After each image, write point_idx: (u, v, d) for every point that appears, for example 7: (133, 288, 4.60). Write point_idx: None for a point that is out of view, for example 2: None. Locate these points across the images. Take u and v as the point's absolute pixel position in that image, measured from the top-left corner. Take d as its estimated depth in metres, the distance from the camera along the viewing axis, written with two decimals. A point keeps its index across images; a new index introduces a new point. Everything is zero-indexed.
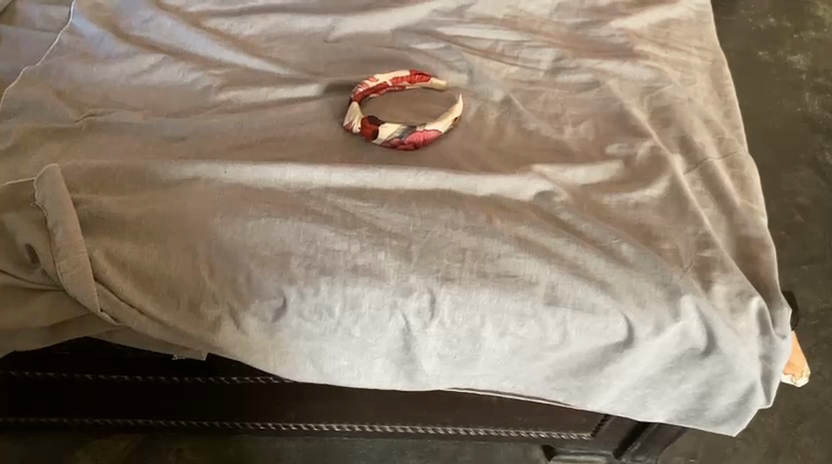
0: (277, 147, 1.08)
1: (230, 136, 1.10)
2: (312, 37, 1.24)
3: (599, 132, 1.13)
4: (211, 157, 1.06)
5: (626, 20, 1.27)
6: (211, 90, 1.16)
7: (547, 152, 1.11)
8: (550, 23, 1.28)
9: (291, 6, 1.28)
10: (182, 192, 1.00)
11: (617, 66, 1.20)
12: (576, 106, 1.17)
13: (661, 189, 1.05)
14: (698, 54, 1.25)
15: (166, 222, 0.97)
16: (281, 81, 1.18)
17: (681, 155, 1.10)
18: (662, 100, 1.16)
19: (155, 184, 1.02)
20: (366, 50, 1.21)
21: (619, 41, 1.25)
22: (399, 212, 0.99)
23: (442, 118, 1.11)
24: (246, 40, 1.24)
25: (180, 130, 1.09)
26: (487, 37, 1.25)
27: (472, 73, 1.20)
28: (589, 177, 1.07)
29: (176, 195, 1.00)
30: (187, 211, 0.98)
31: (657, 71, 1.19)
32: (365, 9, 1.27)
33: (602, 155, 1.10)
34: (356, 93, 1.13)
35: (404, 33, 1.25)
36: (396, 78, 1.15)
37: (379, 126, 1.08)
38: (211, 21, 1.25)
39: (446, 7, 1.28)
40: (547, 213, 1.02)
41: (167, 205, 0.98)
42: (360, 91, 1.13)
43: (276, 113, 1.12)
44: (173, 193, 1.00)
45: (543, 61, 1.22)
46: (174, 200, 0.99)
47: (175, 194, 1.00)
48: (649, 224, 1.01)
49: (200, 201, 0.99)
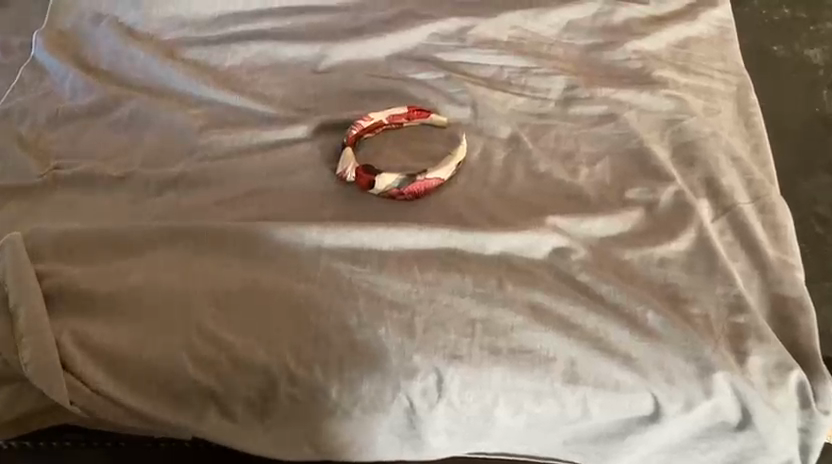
0: (263, 201, 0.98)
1: (210, 189, 0.99)
2: (299, 68, 1.13)
3: (616, 173, 1.03)
4: (192, 216, 0.95)
5: (642, 41, 1.16)
6: (187, 132, 1.04)
7: (561, 198, 1.01)
8: (559, 45, 1.17)
9: (274, 31, 1.16)
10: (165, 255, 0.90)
11: (634, 96, 1.09)
12: (590, 143, 1.07)
13: (686, 242, 0.95)
14: (721, 78, 1.14)
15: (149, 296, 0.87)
16: (266, 121, 1.07)
17: (707, 200, 1.00)
18: (684, 135, 1.06)
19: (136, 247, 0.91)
20: (358, 82, 1.11)
21: (635, 66, 1.14)
22: (399, 279, 0.89)
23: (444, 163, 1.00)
24: (227, 74, 1.13)
25: (156, 184, 0.98)
26: (491, 63, 1.14)
27: (476, 107, 1.09)
28: (608, 229, 0.97)
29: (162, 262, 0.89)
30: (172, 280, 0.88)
31: (677, 102, 1.09)
32: (356, 34, 1.16)
33: (621, 201, 1.00)
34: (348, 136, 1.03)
35: (399, 61, 1.14)
36: (393, 116, 1.05)
37: (375, 177, 0.98)
38: (187, 52, 1.15)
39: (447, 30, 1.16)
40: (562, 273, 0.92)
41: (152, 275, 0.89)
42: (354, 133, 1.03)
43: (262, 160, 1.02)
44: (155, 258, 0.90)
45: (553, 90, 1.12)
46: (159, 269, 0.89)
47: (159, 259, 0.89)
48: (675, 285, 0.92)
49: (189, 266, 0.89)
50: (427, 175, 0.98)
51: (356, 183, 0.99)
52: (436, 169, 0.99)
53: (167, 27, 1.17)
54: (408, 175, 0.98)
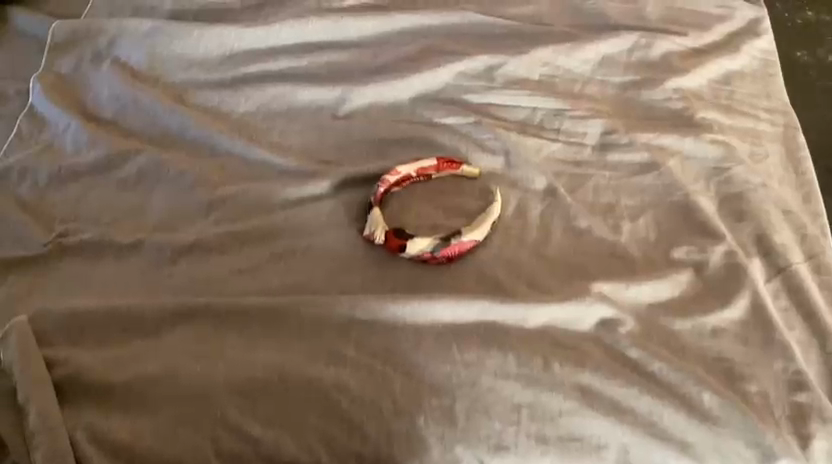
0: (286, 268, 0.91)
1: (227, 255, 0.91)
2: (317, 113, 1.06)
3: (661, 229, 0.97)
4: (210, 288, 0.88)
5: (683, 79, 1.09)
6: (199, 189, 0.97)
7: (604, 257, 0.94)
8: (594, 83, 1.10)
9: (289, 72, 1.09)
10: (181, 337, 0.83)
11: (677, 141, 1.03)
12: (631, 194, 1.00)
13: (740, 309, 0.89)
14: (766, 119, 1.08)
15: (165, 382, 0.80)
16: (285, 174, 0.99)
17: (759, 260, 0.94)
18: (731, 186, 1.00)
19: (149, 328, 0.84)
20: (382, 129, 1.03)
21: (676, 107, 1.07)
22: (437, 360, 0.83)
23: (478, 223, 0.94)
24: (240, 120, 1.05)
25: (170, 250, 0.91)
26: (522, 104, 1.07)
27: (509, 156, 1.02)
28: (656, 294, 0.91)
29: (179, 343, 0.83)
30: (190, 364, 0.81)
31: (723, 148, 1.02)
32: (377, 74, 1.09)
33: (668, 262, 0.94)
34: (375, 193, 0.96)
35: (424, 104, 1.07)
36: (421, 169, 0.98)
37: (406, 241, 0.91)
38: (197, 95, 1.07)
39: (475, 69, 1.09)
40: (609, 348, 0.86)
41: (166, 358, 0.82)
42: (381, 189, 0.96)
43: (282, 220, 0.95)
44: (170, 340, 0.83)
45: (589, 135, 1.05)
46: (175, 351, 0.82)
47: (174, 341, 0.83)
48: (730, 359, 0.86)
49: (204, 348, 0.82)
50: (462, 237, 0.92)
51: (385, 247, 0.92)
52: (470, 229, 0.93)
53: (174, 67, 1.09)
54: (442, 237, 0.92)
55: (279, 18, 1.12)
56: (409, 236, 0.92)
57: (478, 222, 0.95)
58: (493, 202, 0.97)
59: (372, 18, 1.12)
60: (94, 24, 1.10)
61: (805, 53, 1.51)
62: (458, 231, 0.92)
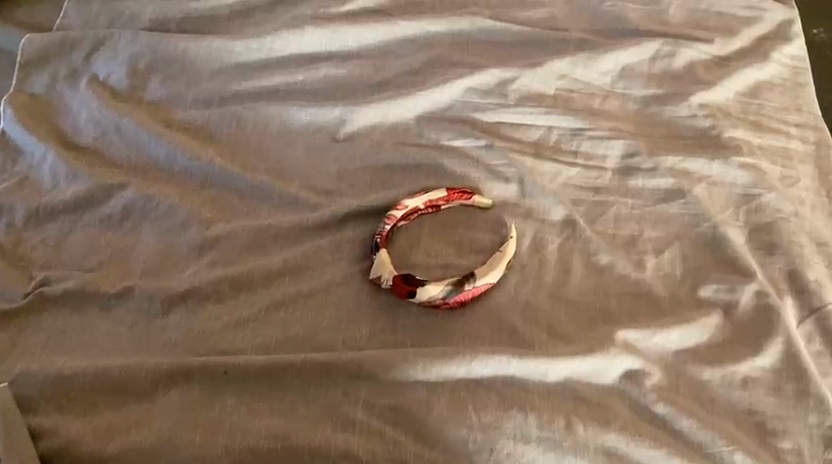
0: (287, 318, 0.84)
1: (223, 304, 0.85)
2: (317, 135, 0.97)
3: (687, 265, 0.91)
4: (206, 345, 0.82)
5: (709, 92, 1.01)
6: (190, 226, 0.89)
7: (626, 297, 0.88)
8: (613, 97, 1.02)
9: (284, 88, 1.00)
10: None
11: (704, 165, 0.96)
12: (655, 225, 0.93)
13: (773, 356, 0.84)
14: (797, 136, 1.00)
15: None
16: (281, 206, 0.91)
17: (792, 299, 0.88)
18: (761, 215, 0.93)
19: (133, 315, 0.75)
20: (386, 154, 0.95)
21: (702, 125, 0.99)
22: (452, 423, 0.77)
23: (492, 263, 0.88)
24: (231, 142, 0.96)
25: (161, 300, 0.84)
26: (537, 123, 0.99)
27: (523, 183, 0.94)
28: (684, 341, 0.85)
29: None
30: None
31: (753, 173, 0.95)
32: (380, 91, 1.01)
33: (695, 302, 0.88)
34: (381, 229, 0.89)
35: (431, 123, 0.99)
36: (430, 201, 0.91)
37: (417, 286, 0.84)
38: (182, 113, 0.98)
39: (485, 85, 1.01)
40: (634, 403, 0.81)
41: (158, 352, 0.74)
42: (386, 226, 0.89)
43: (280, 260, 0.87)
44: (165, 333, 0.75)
45: (610, 157, 0.97)
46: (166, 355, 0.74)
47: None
48: (761, 412, 0.81)
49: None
50: (476, 282, 0.86)
51: (393, 291, 0.86)
52: (484, 272, 0.86)
53: (157, 84, 0.99)
54: (455, 282, 0.85)
55: (272, 27, 1.03)
56: (420, 281, 0.85)
57: (493, 262, 0.88)
58: (508, 238, 0.90)
59: (372, 26, 1.04)
60: (70, 38, 1.01)
61: (822, 30, 1.34)
62: (472, 275, 0.86)
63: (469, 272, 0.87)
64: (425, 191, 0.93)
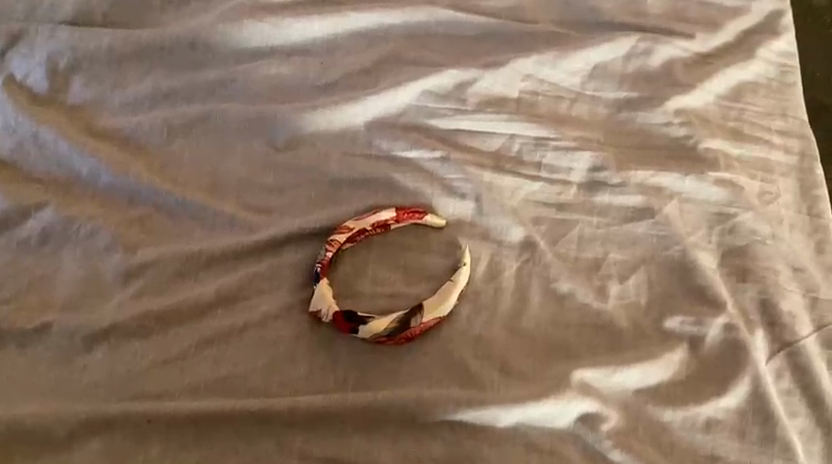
0: (219, 356, 0.78)
1: (150, 340, 0.78)
2: (254, 144, 0.89)
3: (654, 292, 0.84)
4: (130, 386, 0.76)
5: (686, 96, 0.93)
6: (115, 252, 0.82)
7: (587, 329, 0.82)
8: (582, 100, 0.94)
9: (221, 89, 0.92)
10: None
11: (677, 180, 0.88)
12: (621, 247, 0.87)
13: (739, 397, 0.79)
14: (780, 145, 0.93)
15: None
16: (215, 228, 0.84)
17: (763, 331, 0.82)
18: (736, 237, 0.86)
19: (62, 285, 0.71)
20: (332, 167, 0.88)
21: (676, 134, 0.91)
22: None
23: (443, 294, 0.81)
24: (162, 153, 0.88)
25: (83, 337, 0.78)
26: (498, 131, 0.91)
27: (480, 200, 0.87)
28: (645, 378, 0.80)
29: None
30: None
31: (729, 189, 0.88)
32: (328, 93, 0.92)
33: (659, 336, 0.82)
34: (323, 256, 0.82)
35: (382, 131, 0.90)
36: (378, 223, 0.84)
37: (359, 324, 0.78)
38: (108, 119, 0.89)
39: (441, 87, 0.93)
40: (589, 449, 0.76)
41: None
42: (328, 253, 0.82)
43: (211, 290, 0.80)
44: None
45: (575, 171, 0.89)
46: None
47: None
48: (722, 458, 0.77)
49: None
50: (424, 317, 0.79)
51: (334, 326, 0.79)
52: (433, 306, 0.80)
53: (80, 86, 0.91)
54: (401, 317, 0.79)
55: (209, 20, 0.94)
56: (363, 316, 0.79)
57: (443, 293, 0.81)
58: (461, 265, 0.83)
59: (319, 18, 0.94)
60: None
61: None
62: (420, 310, 0.79)
63: (417, 305, 0.80)
64: (372, 211, 0.85)
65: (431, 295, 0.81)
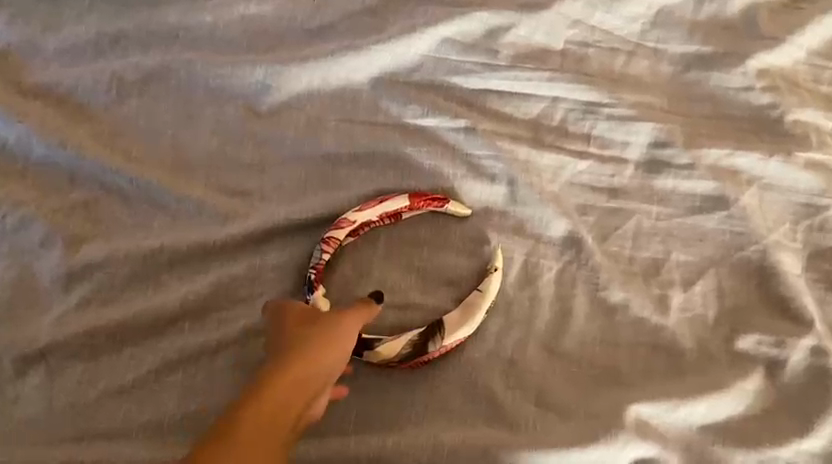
0: (185, 384, 0.62)
1: (99, 363, 0.62)
2: (228, 104, 0.71)
3: (724, 303, 0.69)
4: (73, 424, 0.60)
5: (771, 54, 0.75)
6: (52, 248, 0.65)
7: (641, 349, 0.67)
8: (641, 55, 0.75)
9: (188, 33, 0.73)
10: (338, 349, 0.58)
11: (757, 162, 0.71)
12: (685, 245, 0.70)
13: (825, 438, 0.64)
14: None
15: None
16: (179, 216, 0.67)
17: None
18: (827, 236, 0.70)
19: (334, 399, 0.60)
20: (328, 139, 0.70)
21: (757, 102, 0.73)
22: None
23: (469, 309, 0.65)
24: (112, 118, 0.70)
25: (12, 358, 0.61)
26: (537, 93, 0.73)
27: (515, 184, 0.70)
28: (713, 413, 0.65)
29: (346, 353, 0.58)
30: (287, 392, 0.54)
31: (821, 176, 0.71)
32: (324, 40, 0.73)
33: (730, 358, 0.67)
34: (317, 260, 0.65)
35: (391, 89, 0.72)
36: (388, 215, 0.67)
37: (363, 349, 0.62)
38: (41, 72, 0.70)
39: (467, 34, 0.74)
40: None
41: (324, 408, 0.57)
42: (324, 254, 0.65)
43: (174, 299, 0.64)
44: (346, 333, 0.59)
45: (632, 145, 0.72)
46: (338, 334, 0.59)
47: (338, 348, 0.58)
48: None
49: (304, 378, 0.55)
50: (444, 340, 0.63)
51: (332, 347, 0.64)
52: (456, 326, 0.64)
53: (2, 26, 0.72)
54: (416, 340, 0.63)
55: None
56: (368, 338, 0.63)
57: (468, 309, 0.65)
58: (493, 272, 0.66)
59: None
60: None
61: None
62: (439, 333, 0.63)
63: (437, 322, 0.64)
64: (380, 197, 0.67)
65: (455, 311, 0.65)
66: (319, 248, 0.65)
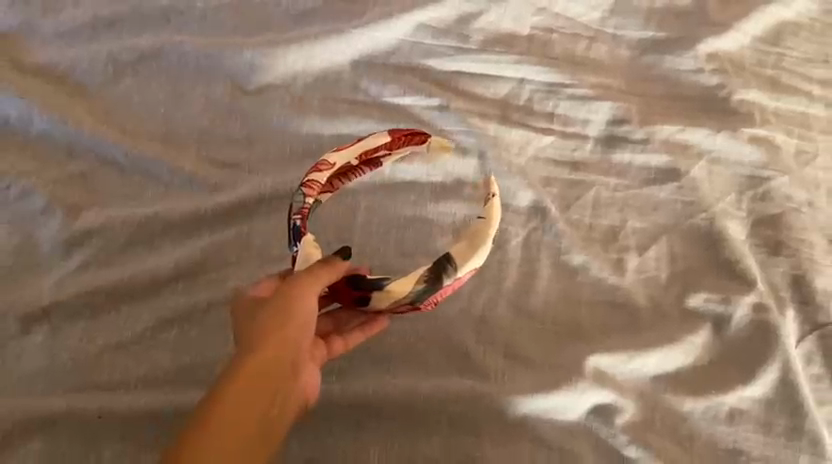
0: (178, 339, 0.66)
1: (98, 320, 0.66)
2: (219, 83, 0.76)
3: (676, 266, 0.75)
4: (74, 377, 0.64)
5: (719, 40, 0.82)
6: (53, 216, 0.69)
7: (601, 308, 0.73)
8: (600, 40, 0.83)
9: (180, 18, 0.79)
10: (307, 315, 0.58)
11: (706, 137, 0.78)
12: (640, 213, 0.77)
13: (765, 385, 0.70)
14: (820, 97, 0.82)
15: (233, 435, 0.51)
16: (173, 186, 0.72)
17: (794, 311, 0.73)
18: (769, 204, 0.77)
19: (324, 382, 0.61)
20: (312, 116, 0.75)
21: (706, 83, 0.81)
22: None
23: (475, 244, 0.65)
24: (109, 96, 0.75)
25: (17, 317, 0.65)
26: (506, 75, 0.80)
27: (485, 157, 0.76)
28: (664, 365, 0.71)
29: (302, 333, 0.58)
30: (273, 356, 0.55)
31: (765, 150, 0.78)
32: (309, 25, 0.80)
33: (681, 315, 0.73)
34: (301, 205, 0.64)
35: (371, 71, 0.78)
36: (366, 153, 0.69)
37: (372, 290, 0.61)
38: (41, 52, 0.76)
39: (441, 21, 0.81)
40: (602, 443, 0.67)
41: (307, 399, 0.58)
42: (307, 202, 0.64)
43: (169, 261, 0.69)
44: (296, 313, 0.57)
45: (592, 123, 0.79)
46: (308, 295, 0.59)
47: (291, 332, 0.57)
48: (747, 453, 0.68)
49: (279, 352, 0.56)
50: (458, 271, 0.63)
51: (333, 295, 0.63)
52: (467, 255, 0.64)
53: (4, 10, 0.77)
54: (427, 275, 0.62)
55: None
56: (375, 280, 0.62)
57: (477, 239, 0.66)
58: (493, 200, 0.69)
59: None
60: None
61: None
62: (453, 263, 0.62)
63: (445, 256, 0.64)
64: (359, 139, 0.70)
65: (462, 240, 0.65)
66: (300, 194, 0.65)
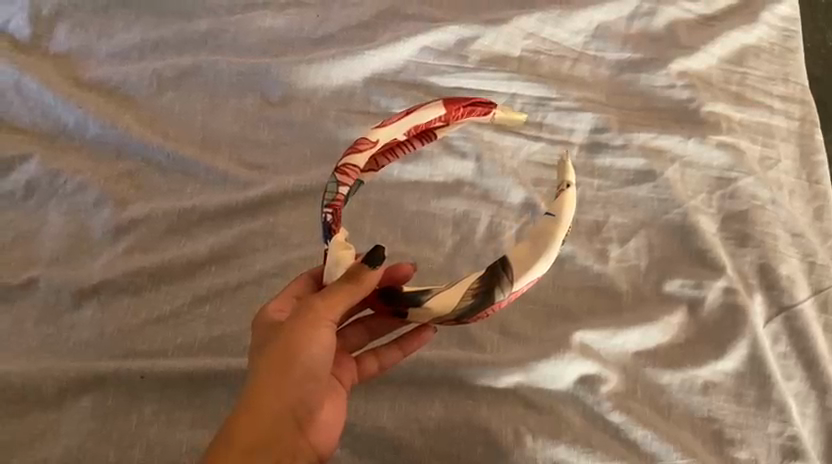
0: (210, 314, 0.75)
1: (140, 298, 0.75)
2: (248, 97, 0.88)
3: (654, 255, 0.84)
4: (120, 345, 0.73)
5: (689, 59, 0.93)
6: (103, 207, 0.80)
7: (586, 292, 0.81)
8: (583, 61, 0.94)
9: (213, 41, 0.90)
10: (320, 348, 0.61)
11: (679, 143, 0.88)
12: (621, 210, 0.86)
13: (736, 359, 0.77)
14: (780, 110, 0.92)
15: None
16: (206, 184, 0.82)
17: (761, 294, 0.81)
18: (737, 202, 0.86)
19: (335, 417, 0.65)
20: (329, 124, 0.86)
21: (679, 97, 0.91)
22: (397, 423, 0.72)
23: (541, 247, 0.65)
24: (153, 107, 0.86)
25: (70, 292, 0.75)
26: (500, 90, 0.90)
27: (481, 161, 0.86)
28: (644, 341, 0.78)
29: (308, 376, 0.61)
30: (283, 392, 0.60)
31: (731, 154, 0.87)
32: (327, 47, 0.91)
33: (658, 298, 0.81)
34: (334, 194, 0.67)
35: (381, 86, 0.89)
36: (415, 127, 0.71)
37: (409, 306, 0.64)
38: (95, 71, 0.88)
39: (443, 43, 0.92)
40: (588, 411, 0.74)
41: (315, 443, 0.63)
42: (345, 184, 0.67)
43: (203, 246, 0.78)
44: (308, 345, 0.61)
45: (577, 131, 0.89)
46: (320, 328, 0.61)
47: (294, 376, 0.60)
48: (719, 420, 0.75)
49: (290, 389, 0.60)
50: (513, 287, 0.64)
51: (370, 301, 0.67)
52: (525, 266, 0.64)
53: (65, 34, 0.90)
54: (477, 290, 0.64)
55: None
56: (416, 296, 0.64)
57: (541, 238, 0.66)
58: (566, 191, 0.69)
59: None
60: None
61: None
62: (509, 277, 0.64)
63: (502, 269, 0.64)
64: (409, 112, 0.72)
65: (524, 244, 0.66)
66: (334, 181, 0.67)
